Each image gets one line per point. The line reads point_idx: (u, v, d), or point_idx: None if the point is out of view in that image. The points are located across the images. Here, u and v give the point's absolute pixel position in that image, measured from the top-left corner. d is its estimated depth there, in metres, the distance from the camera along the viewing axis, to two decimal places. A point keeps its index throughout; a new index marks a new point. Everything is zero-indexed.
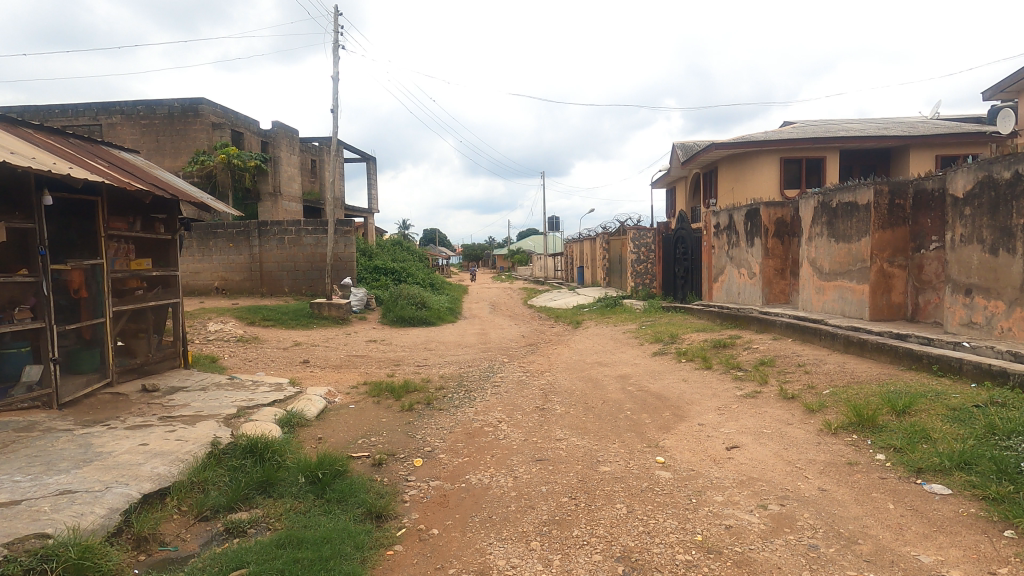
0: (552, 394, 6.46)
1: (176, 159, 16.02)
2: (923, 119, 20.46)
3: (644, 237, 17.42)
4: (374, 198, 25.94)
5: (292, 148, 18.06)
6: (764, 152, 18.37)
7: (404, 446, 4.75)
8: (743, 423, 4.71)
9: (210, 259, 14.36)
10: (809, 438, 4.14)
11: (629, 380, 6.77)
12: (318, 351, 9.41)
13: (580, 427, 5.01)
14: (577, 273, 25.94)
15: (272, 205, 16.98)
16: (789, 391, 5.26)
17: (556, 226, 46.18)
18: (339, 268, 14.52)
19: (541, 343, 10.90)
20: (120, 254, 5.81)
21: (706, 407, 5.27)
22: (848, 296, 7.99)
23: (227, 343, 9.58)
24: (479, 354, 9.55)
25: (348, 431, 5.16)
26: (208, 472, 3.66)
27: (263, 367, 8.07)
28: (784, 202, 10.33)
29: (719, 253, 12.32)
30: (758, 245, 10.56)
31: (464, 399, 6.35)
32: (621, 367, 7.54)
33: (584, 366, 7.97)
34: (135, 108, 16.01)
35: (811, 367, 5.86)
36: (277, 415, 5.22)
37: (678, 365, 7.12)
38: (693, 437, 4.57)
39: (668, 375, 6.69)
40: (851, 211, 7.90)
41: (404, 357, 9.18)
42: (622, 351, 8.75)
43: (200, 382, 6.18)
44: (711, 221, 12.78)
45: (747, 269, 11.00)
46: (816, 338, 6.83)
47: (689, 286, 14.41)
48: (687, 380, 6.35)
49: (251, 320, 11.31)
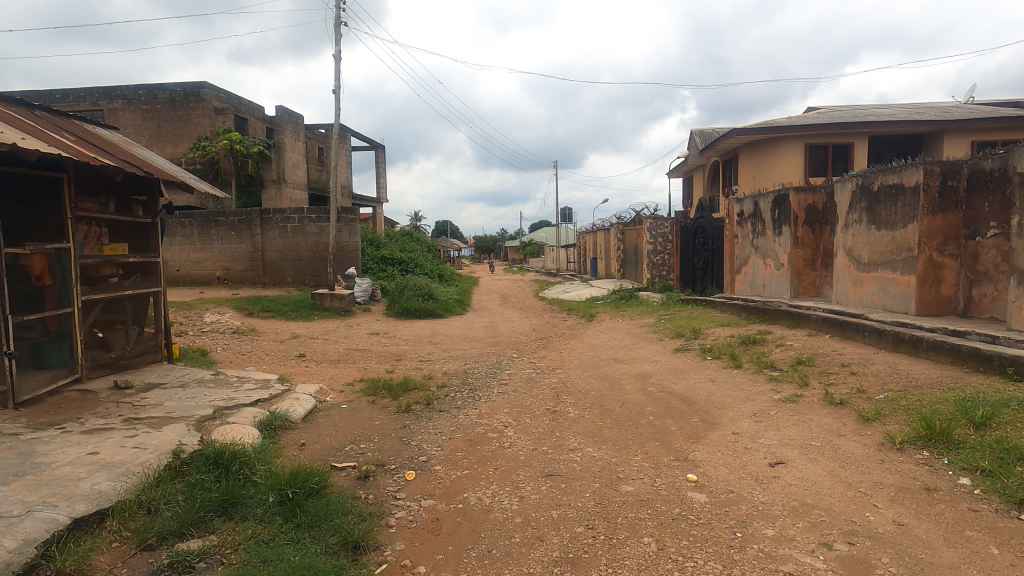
0: (565, 394, 5.86)
1: (177, 145, 15.58)
2: (957, 103, 19.38)
3: (662, 227, 16.68)
4: (383, 187, 25.41)
5: (296, 135, 17.51)
6: (788, 138, 17.50)
7: (396, 455, 4.19)
8: (787, 433, 4.07)
9: (212, 248, 13.93)
10: (871, 454, 3.50)
11: (649, 379, 6.14)
12: (317, 344, 8.90)
13: (597, 435, 4.41)
14: (590, 265, 25.25)
15: (275, 193, 16.48)
16: (836, 395, 4.60)
17: (569, 217, 45.38)
18: (343, 258, 13.98)
19: (553, 337, 10.31)
20: (91, 238, 5.30)
21: (740, 413, 4.64)
22: (891, 288, 7.28)
23: (222, 336, 9.12)
24: (487, 349, 8.96)
25: (335, 436, 4.61)
26: (161, 489, 3.13)
27: (256, 362, 7.56)
28: (816, 187, 9.59)
29: (743, 243, 11.59)
30: (786, 234, 9.82)
31: (468, 399, 5.77)
32: (640, 365, 6.91)
33: (599, 363, 7.36)
34: (136, 92, 15.59)
35: (857, 367, 5.18)
36: (258, 417, 4.69)
37: (703, 363, 6.48)
38: (729, 448, 3.94)
39: (693, 375, 6.06)
40: (895, 195, 7.17)
41: (407, 351, 8.63)
42: (640, 346, 8.12)
43: (181, 379, 5.66)
44: (734, 209, 12.05)
45: (774, 259, 10.27)
46: (858, 335, 6.15)
47: (709, 277, 13.69)
48: (715, 381, 5.71)
49: (250, 311, 10.83)
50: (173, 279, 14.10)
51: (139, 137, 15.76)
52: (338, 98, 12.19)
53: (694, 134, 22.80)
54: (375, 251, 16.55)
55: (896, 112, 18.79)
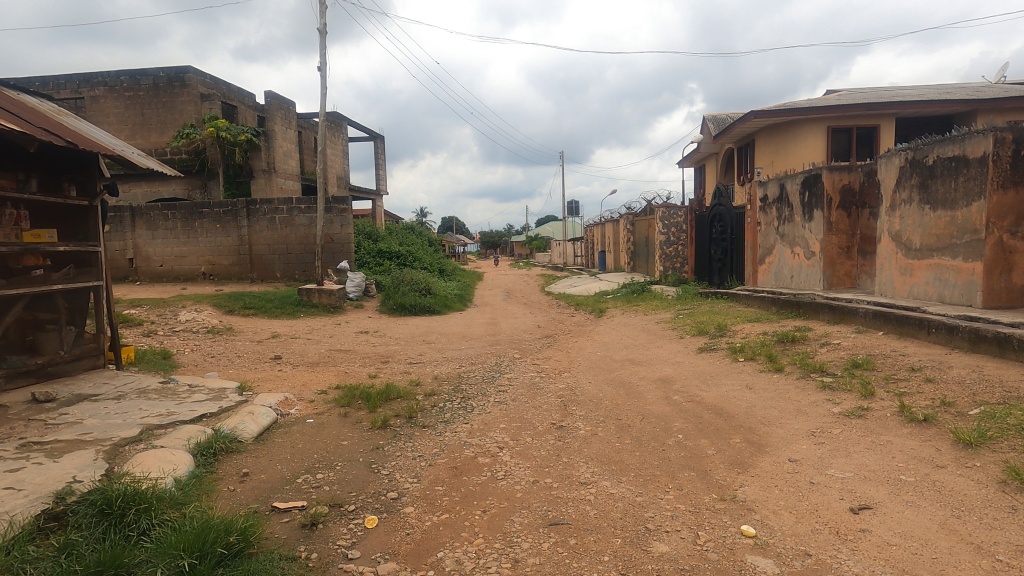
0: (573, 404, 4.94)
1: (161, 134, 14.75)
2: (987, 82, 18.25)
3: (675, 216, 15.65)
4: (383, 179, 24.51)
5: (287, 122, 16.38)
6: (808, 120, 16.43)
7: (358, 490, 3.30)
8: (863, 463, 3.13)
9: (196, 241, 13.09)
10: (993, 497, 2.56)
11: (672, 385, 5.21)
12: (297, 344, 8.03)
13: (615, 462, 3.50)
14: (598, 258, 24.25)
15: (265, 183, 15.37)
16: (915, 410, 3.64)
17: (575, 211, 44.30)
18: (334, 251, 13.04)
19: (559, 335, 9.40)
20: (6, 222, 4.47)
21: (794, 431, 3.72)
22: (951, 277, 6.30)
23: (194, 336, 8.28)
24: (486, 349, 8.06)
25: (288, 462, 3.72)
26: (11, 554, 2.24)
27: (224, 366, 6.68)
28: (851, 165, 8.61)
29: (768, 230, 10.59)
30: (818, 219, 8.84)
31: (459, 411, 4.88)
32: (660, 368, 5.98)
33: (612, 366, 6.43)
34: (118, 78, 14.80)
35: (932, 373, 4.22)
36: (195, 439, 3.79)
37: (734, 366, 5.54)
38: (789, 483, 3.01)
39: (725, 380, 5.12)
40: (956, 168, 6.18)
41: (397, 352, 7.73)
42: (658, 345, 7.17)
43: (119, 389, 4.79)
44: (756, 193, 11.05)
45: (804, 248, 9.28)
46: (920, 333, 5.19)
47: (727, 269, 12.69)
48: (754, 389, 4.77)
49: (230, 309, 9.96)
50: (155, 275, 13.25)
51: (121, 125, 14.94)
52: (325, 77, 11.35)
53: (707, 120, 21.80)
54: (372, 244, 15.71)
55: (924, 92, 17.64)
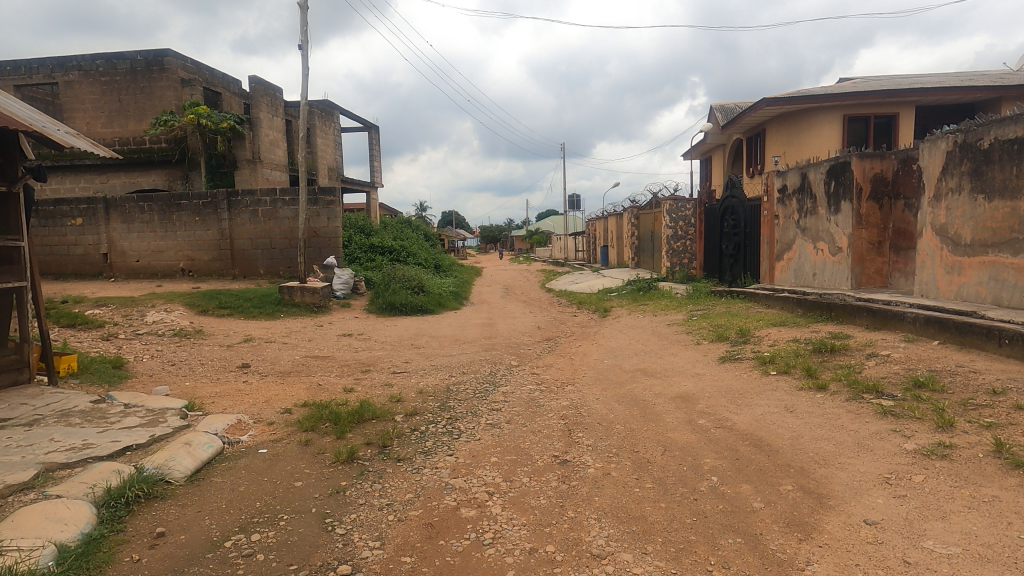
0: (579, 430, 4.15)
1: (140, 121, 13.93)
2: (1009, 69, 17.38)
3: (683, 210, 14.81)
4: (377, 171, 23.63)
5: (274, 109, 15.53)
6: (824, 108, 15.57)
7: (301, 562, 2.51)
8: (970, 531, 2.34)
9: (174, 235, 12.29)
10: None
11: (696, 405, 4.41)
12: (272, 348, 7.24)
13: (636, 522, 2.72)
14: (601, 253, 23.40)
15: (249, 173, 14.53)
16: (1018, 451, 2.85)
17: (576, 205, 43.42)
18: (321, 246, 12.22)
19: (561, 338, 8.63)
20: None
21: (862, 476, 2.93)
22: (1010, 277, 5.52)
23: (159, 340, 7.50)
24: (480, 355, 7.25)
25: (222, 514, 2.95)
26: None
27: (182, 376, 5.89)
28: (884, 152, 7.81)
29: (787, 224, 9.78)
30: (845, 211, 8.03)
31: (444, 439, 4.10)
32: (677, 382, 5.18)
33: (621, 378, 5.63)
34: (93, 62, 13.94)
35: (1022, 398, 3.42)
36: (105, 484, 3.00)
37: (765, 382, 4.74)
38: (876, 563, 2.23)
39: (760, 400, 4.34)
40: (1018, 152, 5.40)
41: (380, 359, 6.93)
42: (673, 353, 6.38)
43: (38, 412, 4.00)
44: (773, 184, 10.24)
45: (830, 243, 8.48)
46: (989, 344, 4.40)
47: (740, 265, 11.88)
48: (795, 412, 3.97)
49: (203, 308, 9.17)
50: (131, 271, 12.45)
51: (96, 112, 14.08)
52: (306, 57, 10.46)
53: (714, 109, 20.93)
54: (364, 238, 14.96)
55: (945, 79, 16.73)
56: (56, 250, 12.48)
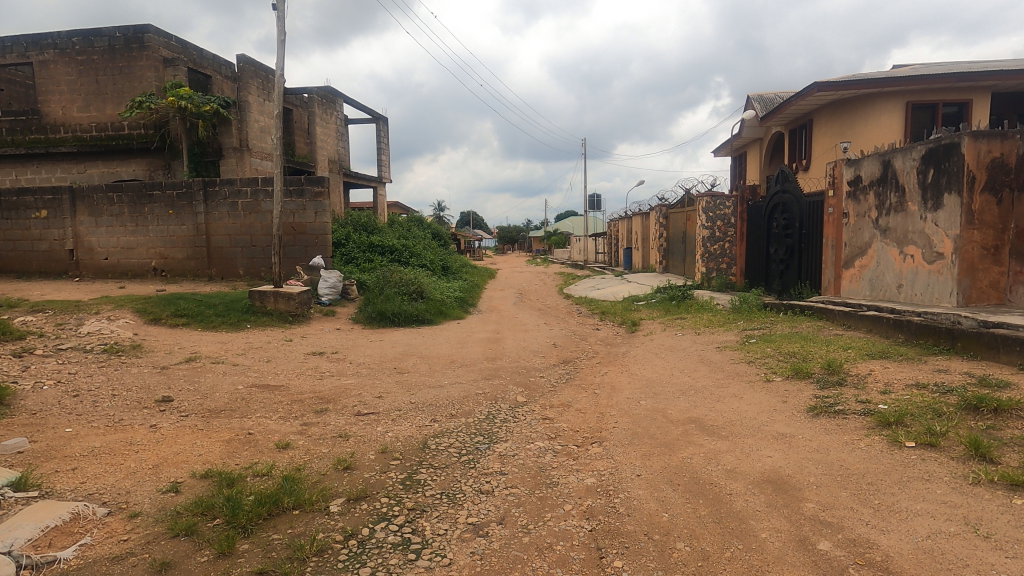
0: (616, 552, 2.51)
1: (119, 104, 12.68)
2: None
3: (721, 207, 12.98)
4: (385, 166, 22.20)
5: (266, 93, 14.10)
6: (884, 93, 13.58)
7: None
8: None
9: (145, 230, 10.94)
10: None
11: (804, 505, 2.75)
12: (217, 371, 5.74)
13: None
14: (624, 256, 21.62)
15: (236, 163, 13.09)
16: None
17: (596, 205, 41.56)
18: (306, 244, 10.72)
19: (581, 360, 6.98)
20: None
21: None
22: None
23: (83, 357, 6.06)
24: (478, 385, 5.64)
25: None
26: None
27: (74, 416, 4.39)
28: (1006, 131, 6.00)
29: (861, 224, 7.99)
30: (951, 206, 6.25)
31: (392, 560, 2.49)
32: (756, 449, 3.52)
33: (669, 435, 3.95)
34: (70, 39, 12.70)
35: None
36: None
37: (905, 462, 3.04)
38: None
39: (916, 504, 2.63)
40: None
41: (347, 390, 5.35)
42: (737, 394, 4.69)
43: None
44: (842, 175, 8.44)
45: (926, 246, 6.69)
46: None
47: (794, 272, 10.08)
48: (997, 541, 2.27)
49: (156, 316, 7.74)
50: (100, 270, 11.15)
51: (73, 95, 12.85)
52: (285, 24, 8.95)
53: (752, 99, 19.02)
54: (362, 236, 13.48)
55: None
56: (19, 246, 11.23)
